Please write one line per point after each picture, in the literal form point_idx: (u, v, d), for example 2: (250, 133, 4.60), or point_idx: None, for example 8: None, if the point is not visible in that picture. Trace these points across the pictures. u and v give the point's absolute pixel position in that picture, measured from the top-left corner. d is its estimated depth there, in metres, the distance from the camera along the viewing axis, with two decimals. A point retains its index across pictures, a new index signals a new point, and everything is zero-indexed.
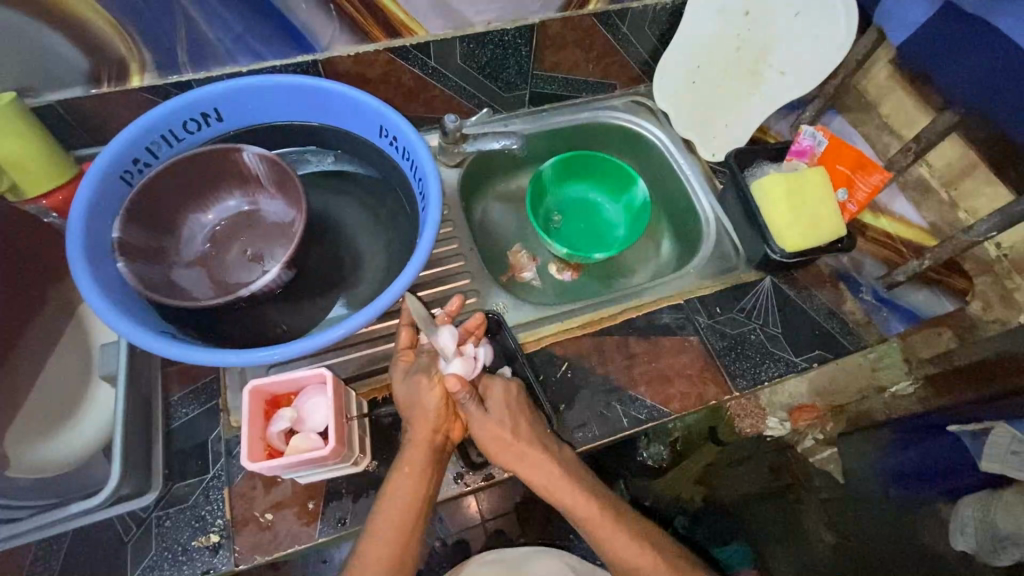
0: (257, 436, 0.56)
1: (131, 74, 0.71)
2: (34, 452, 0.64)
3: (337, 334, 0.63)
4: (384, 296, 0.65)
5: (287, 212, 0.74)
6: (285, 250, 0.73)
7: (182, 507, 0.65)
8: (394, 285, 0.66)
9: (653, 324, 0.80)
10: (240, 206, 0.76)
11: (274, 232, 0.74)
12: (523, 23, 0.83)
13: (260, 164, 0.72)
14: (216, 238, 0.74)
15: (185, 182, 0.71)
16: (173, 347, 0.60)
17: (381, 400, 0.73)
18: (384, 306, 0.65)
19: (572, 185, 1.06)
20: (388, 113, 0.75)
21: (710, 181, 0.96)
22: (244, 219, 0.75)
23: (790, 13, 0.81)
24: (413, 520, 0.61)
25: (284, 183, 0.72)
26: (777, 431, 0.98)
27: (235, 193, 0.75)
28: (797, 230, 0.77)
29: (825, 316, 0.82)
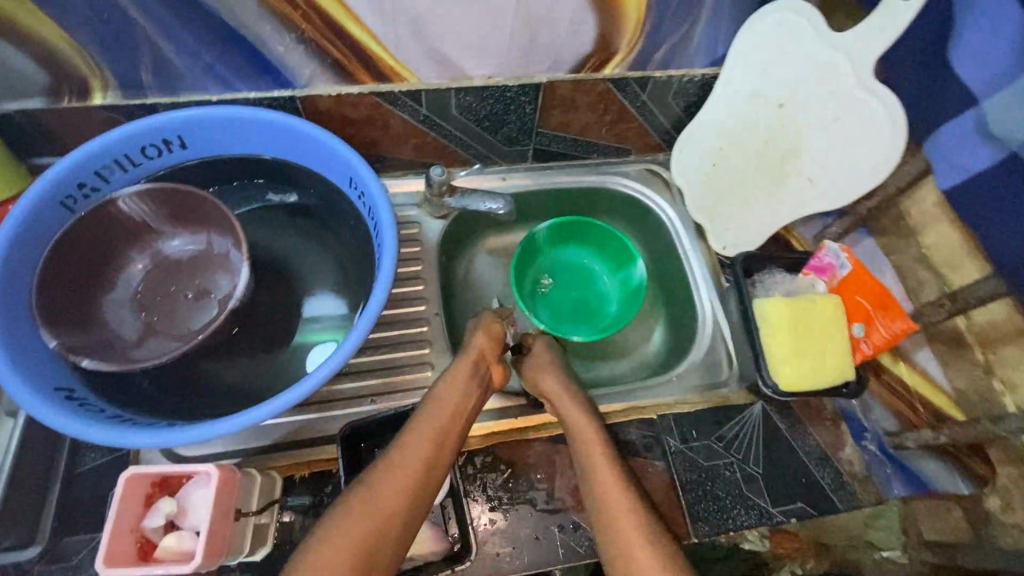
0: (129, 528, 0.50)
1: (93, 92, 0.66)
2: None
3: (280, 405, 0.57)
4: (309, 376, 0.58)
5: (210, 238, 0.70)
6: (231, 280, 0.69)
7: (64, 567, 0.60)
8: (323, 365, 0.59)
9: (616, 440, 0.71)
10: (157, 251, 0.70)
11: (198, 264, 0.71)
12: (527, 81, 0.75)
13: (152, 200, 0.66)
14: (141, 299, 0.69)
15: (93, 239, 0.65)
16: (68, 422, 0.55)
17: (297, 479, 0.66)
18: (308, 389, 0.58)
19: (569, 250, 0.97)
20: (357, 164, 0.68)
21: (715, 277, 0.85)
22: (156, 267, 0.70)
23: (830, 117, 0.70)
24: (395, 493, 0.54)
25: (192, 209, 0.68)
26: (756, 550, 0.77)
27: (172, 232, 0.70)
28: (797, 367, 0.66)
29: (817, 461, 0.72)
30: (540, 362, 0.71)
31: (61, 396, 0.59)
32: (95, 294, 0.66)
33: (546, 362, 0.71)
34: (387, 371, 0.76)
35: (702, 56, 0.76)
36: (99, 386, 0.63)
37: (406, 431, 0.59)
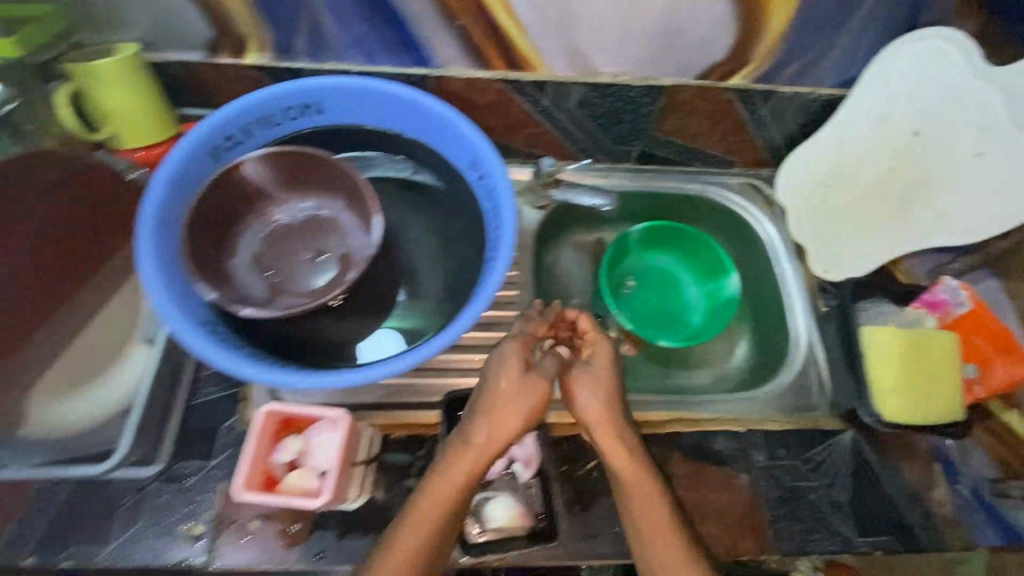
0: (258, 461, 0.54)
1: (248, 51, 0.70)
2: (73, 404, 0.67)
3: (403, 364, 0.61)
4: (432, 340, 0.62)
5: (322, 202, 0.74)
6: (343, 240, 0.73)
7: (178, 487, 0.65)
8: (444, 335, 0.63)
9: (702, 448, 0.72)
10: (275, 215, 0.74)
11: (311, 227, 0.74)
12: (652, 83, 0.76)
13: (271, 165, 0.70)
14: (260, 255, 0.72)
15: (228, 197, 0.70)
16: (215, 352, 0.60)
17: (393, 439, 0.69)
18: (434, 350, 0.62)
19: (657, 256, 0.97)
20: (483, 148, 0.70)
21: (813, 300, 0.83)
22: (272, 230, 0.74)
23: (967, 154, 0.74)
24: (446, 512, 0.57)
25: (306, 176, 0.72)
26: None
27: (287, 199, 0.74)
28: (903, 399, 0.66)
29: (907, 499, 0.70)
30: (582, 382, 0.62)
31: (207, 329, 0.64)
32: (224, 245, 0.70)
33: (591, 382, 0.62)
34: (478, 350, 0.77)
35: (830, 76, 0.76)
36: (227, 327, 0.67)
37: (445, 465, 0.59)
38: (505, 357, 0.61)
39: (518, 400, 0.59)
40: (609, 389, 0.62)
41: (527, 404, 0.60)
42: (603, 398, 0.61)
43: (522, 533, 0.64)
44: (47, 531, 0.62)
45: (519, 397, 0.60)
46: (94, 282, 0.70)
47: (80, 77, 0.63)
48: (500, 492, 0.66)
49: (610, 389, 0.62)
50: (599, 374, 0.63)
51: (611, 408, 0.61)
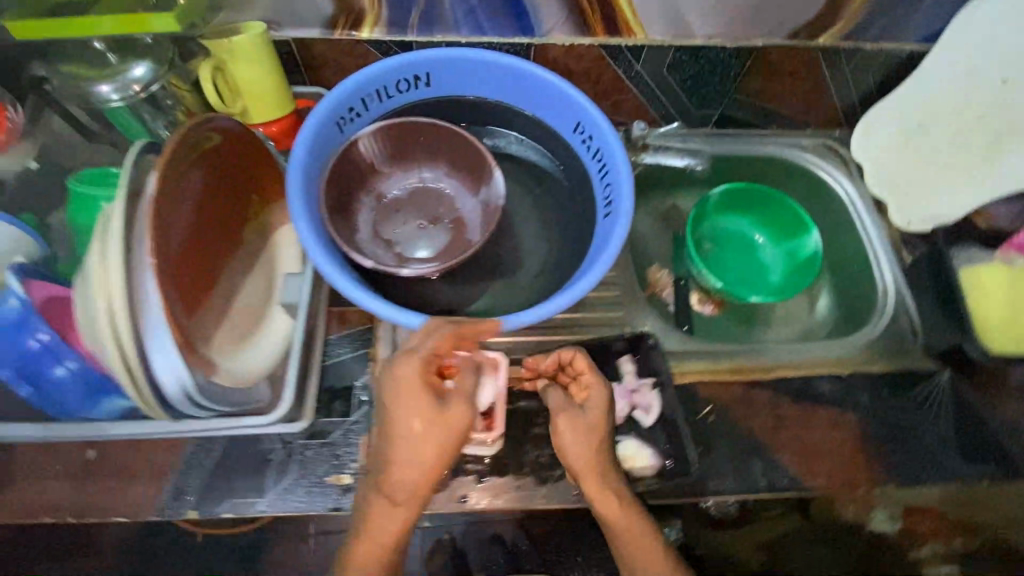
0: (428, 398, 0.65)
1: (364, 25, 0.73)
2: (233, 361, 0.63)
3: (538, 312, 0.65)
4: (573, 287, 0.66)
5: (425, 173, 0.76)
6: (459, 201, 0.76)
7: (323, 442, 0.69)
8: (583, 279, 0.67)
9: (807, 390, 0.75)
10: (381, 193, 0.75)
11: (419, 198, 0.76)
12: (744, 45, 0.79)
13: (383, 138, 0.72)
14: (377, 230, 0.74)
15: (348, 171, 0.71)
16: (374, 301, 0.62)
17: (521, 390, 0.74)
18: (573, 295, 0.66)
19: (734, 217, 0.99)
20: (590, 110, 0.72)
21: (897, 252, 0.87)
22: (382, 206, 0.75)
23: None
24: (399, 536, 0.62)
25: (410, 147, 0.74)
26: None
27: (392, 174, 0.75)
28: (1004, 333, 0.73)
29: (1009, 432, 0.74)
30: (570, 429, 0.65)
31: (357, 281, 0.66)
32: (349, 217, 0.72)
33: (581, 428, 0.65)
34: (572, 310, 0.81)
35: (916, 32, 0.79)
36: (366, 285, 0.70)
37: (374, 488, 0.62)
38: (392, 382, 0.59)
39: (442, 434, 0.59)
40: (600, 431, 0.65)
41: (444, 436, 0.59)
42: (586, 442, 0.64)
43: (650, 473, 0.70)
44: (206, 485, 0.66)
45: (451, 432, 0.60)
46: (241, 245, 0.66)
47: (221, 52, 0.66)
48: (627, 437, 0.72)
49: (596, 431, 0.65)
50: (591, 417, 0.66)
51: (597, 452, 0.64)
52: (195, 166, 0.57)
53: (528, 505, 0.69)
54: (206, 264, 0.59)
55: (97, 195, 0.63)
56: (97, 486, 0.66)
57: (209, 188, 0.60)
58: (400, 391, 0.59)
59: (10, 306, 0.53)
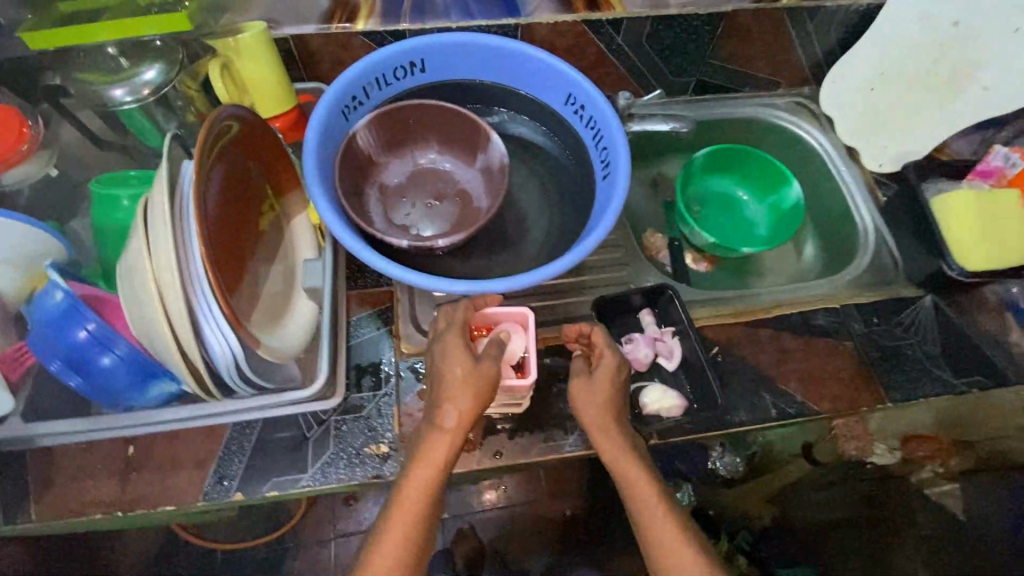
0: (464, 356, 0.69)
1: (359, 18, 0.76)
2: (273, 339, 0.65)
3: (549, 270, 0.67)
4: (582, 244, 0.69)
5: (428, 154, 0.79)
6: (462, 174, 0.79)
7: (357, 416, 0.71)
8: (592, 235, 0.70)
9: (806, 324, 0.80)
10: (384, 182, 0.78)
11: (421, 179, 0.79)
12: (715, 11, 0.85)
13: (376, 127, 0.74)
14: (389, 217, 0.76)
15: (354, 163, 0.74)
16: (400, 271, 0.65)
17: (547, 348, 0.78)
18: (583, 252, 0.69)
19: (718, 178, 1.04)
20: (581, 81, 0.76)
21: (872, 193, 0.93)
22: (387, 194, 0.77)
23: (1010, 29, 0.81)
24: (428, 501, 0.64)
25: (401, 131, 0.76)
26: (882, 458, 1.03)
27: (390, 161, 0.78)
28: (980, 252, 0.77)
29: (990, 343, 0.80)
30: (592, 386, 0.68)
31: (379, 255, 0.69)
32: (363, 207, 0.74)
33: (596, 389, 0.67)
34: (576, 275, 0.86)
35: None
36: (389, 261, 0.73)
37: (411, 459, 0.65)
38: (444, 349, 0.66)
39: (474, 387, 0.63)
40: (614, 390, 0.67)
41: (477, 390, 0.63)
42: (599, 402, 0.67)
43: (679, 412, 0.73)
44: (248, 467, 0.68)
45: (483, 385, 0.64)
46: (263, 234, 0.69)
47: (228, 51, 0.69)
48: (652, 381, 0.75)
49: (614, 388, 0.68)
50: (603, 379, 0.68)
51: (612, 407, 0.67)
52: (218, 157, 0.59)
53: (558, 454, 0.72)
54: (236, 251, 0.62)
55: (119, 195, 0.66)
56: (141, 479, 0.67)
57: (234, 176, 0.63)
58: (449, 355, 0.65)
59: (56, 299, 0.55)
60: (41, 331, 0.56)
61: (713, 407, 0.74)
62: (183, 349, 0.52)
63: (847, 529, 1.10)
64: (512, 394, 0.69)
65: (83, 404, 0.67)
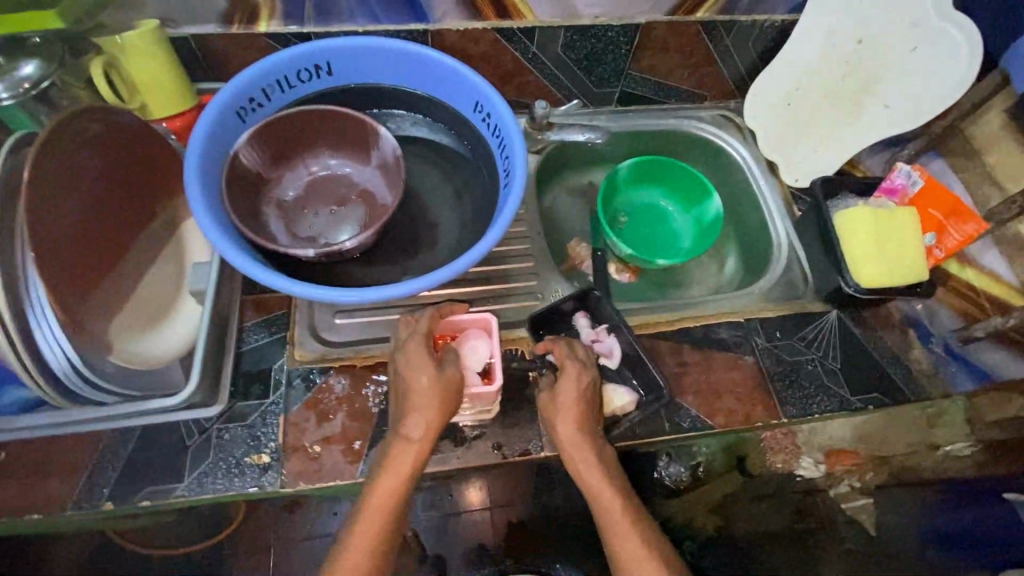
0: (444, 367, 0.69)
1: (261, 19, 0.76)
2: (135, 344, 0.64)
3: (432, 280, 0.66)
4: (470, 252, 0.68)
5: (328, 160, 0.78)
6: (361, 172, 0.78)
7: (241, 424, 0.70)
8: (481, 244, 0.68)
9: (709, 338, 0.80)
10: (281, 197, 0.76)
11: (319, 186, 0.78)
12: (629, 22, 0.85)
13: (258, 142, 0.72)
14: (291, 231, 0.75)
15: (245, 179, 0.72)
16: (281, 280, 0.63)
17: None
18: (471, 260, 0.68)
19: (644, 189, 1.04)
20: (485, 89, 0.76)
21: (788, 207, 0.94)
22: (285, 208, 0.76)
23: (909, 46, 0.81)
24: (391, 516, 0.64)
25: (287, 143, 0.75)
26: (810, 472, 0.95)
27: (282, 175, 0.77)
28: (877, 268, 0.77)
29: (890, 360, 0.81)
30: (561, 400, 0.69)
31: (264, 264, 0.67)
32: (261, 223, 0.73)
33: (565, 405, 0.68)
34: (489, 282, 0.85)
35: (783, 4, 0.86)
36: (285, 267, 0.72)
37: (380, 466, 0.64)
38: (409, 358, 0.66)
39: (443, 397, 0.64)
40: (582, 403, 0.69)
41: (446, 401, 0.64)
42: (571, 415, 0.68)
43: (632, 408, 0.74)
44: (121, 476, 0.66)
45: (452, 393, 0.65)
46: (145, 237, 0.68)
47: (115, 50, 0.68)
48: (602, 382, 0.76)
49: (580, 399, 0.69)
50: (571, 396, 0.68)
51: (583, 419, 0.69)
52: (80, 157, 0.58)
53: (446, 467, 0.70)
54: (105, 256, 0.61)
55: None
56: (9, 484, 0.65)
57: (103, 179, 0.61)
58: (413, 363, 0.65)
59: None
60: None
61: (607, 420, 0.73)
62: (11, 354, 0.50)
63: (782, 543, 1.08)
64: (482, 402, 0.69)
65: None
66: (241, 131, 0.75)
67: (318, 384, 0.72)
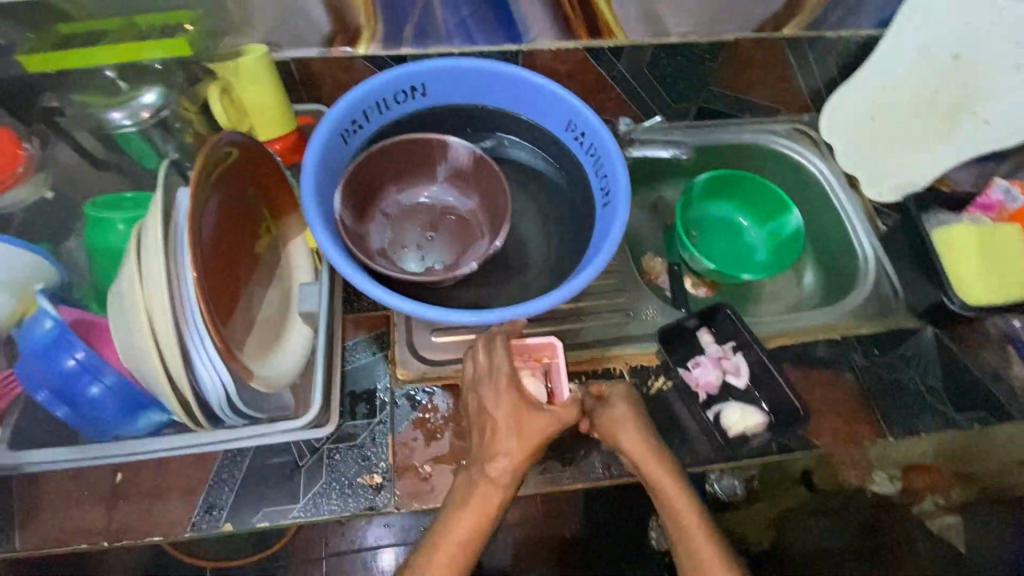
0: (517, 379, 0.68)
1: (361, 42, 0.75)
2: (260, 365, 0.65)
3: (552, 299, 0.66)
4: (583, 272, 0.68)
5: (429, 187, 0.80)
6: (435, 190, 0.80)
7: (350, 445, 0.70)
8: (592, 263, 0.68)
9: (805, 355, 0.80)
10: (382, 243, 0.76)
11: (404, 220, 0.78)
12: (715, 40, 0.85)
13: (347, 193, 0.71)
14: (405, 268, 0.75)
15: (352, 228, 0.71)
16: (421, 307, 0.64)
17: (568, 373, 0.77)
18: (584, 281, 0.67)
19: (714, 203, 1.02)
20: (583, 108, 0.76)
21: (872, 221, 0.93)
22: (389, 249, 0.76)
23: (1013, 66, 0.81)
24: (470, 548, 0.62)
25: (368, 186, 0.75)
26: (884, 488, 0.89)
27: (372, 220, 0.76)
28: (983, 286, 0.77)
29: (991, 378, 0.80)
30: (625, 441, 0.66)
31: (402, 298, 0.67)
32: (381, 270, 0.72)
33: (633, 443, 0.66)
34: (578, 300, 0.84)
35: (870, 19, 0.86)
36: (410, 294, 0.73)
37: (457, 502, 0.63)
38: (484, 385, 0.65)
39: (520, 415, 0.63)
40: (648, 444, 0.66)
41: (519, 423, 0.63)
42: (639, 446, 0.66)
43: (762, 429, 0.73)
44: (237, 497, 0.66)
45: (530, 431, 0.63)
46: (261, 261, 0.69)
47: (226, 74, 0.69)
48: (730, 401, 0.75)
49: (642, 433, 0.67)
50: (632, 437, 0.66)
51: (647, 442, 0.66)
52: (215, 182, 0.59)
53: (556, 486, 0.70)
54: (232, 279, 0.62)
55: (111, 216, 0.66)
56: (127, 507, 0.65)
57: (231, 205, 0.62)
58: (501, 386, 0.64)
59: (44, 328, 0.57)
60: (29, 361, 0.56)
61: (713, 439, 0.72)
62: (171, 378, 0.51)
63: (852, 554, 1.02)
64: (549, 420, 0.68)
65: (67, 431, 0.66)
66: (340, 158, 0.75)
67: (422, 404, 0.73)
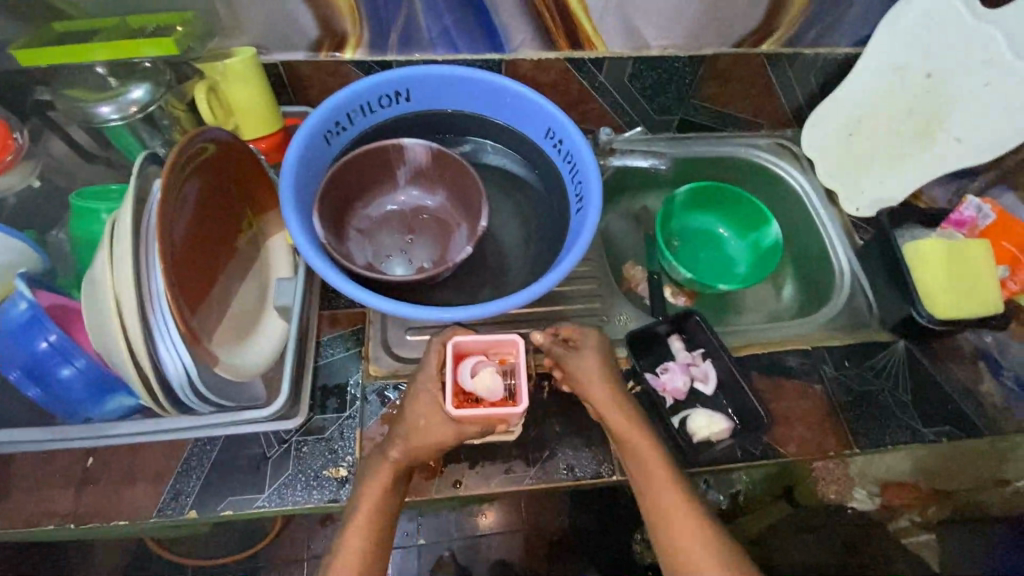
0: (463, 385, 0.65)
1: (347, 48, 0.78)
2: (230, 355, 0.67)
3: (520, 298, 0.67)
4: (551, 274, 0.69)
5: (396, 194, 0.81)
6: (401, 197, 0.81)
7: (319, 438, 0.71)
8: (560, 265, 0.69)
9: (775, 364, 0.80)
10: (363, 255, 0.77)
11: (379, 229, 0.80)
12: (695, 54, 0.87)
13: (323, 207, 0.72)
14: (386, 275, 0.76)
15: (333, 240, 0.73)
16: (392, 303, 0.65)
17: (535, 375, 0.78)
18: (549, 284, 0.68)
19: (696, 214, 1.03)
20: (560, 116, 0.78)
21: (850, 236, 0.94)
22: (370, 260, 0.77)
23: (980, 81, 0.83)
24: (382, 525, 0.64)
25: (340, 201, 0.76)
26: (863, 505, 0.89)
27: (350, 234, 0.77)
28: (948, 300, 0.78)
29: (962, 393, 0.80)
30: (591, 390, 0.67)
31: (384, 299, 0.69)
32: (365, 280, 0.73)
33: (613, 417, 0.66)
34: (552, 304, 0.85)
35: (848, 38, 0.88)
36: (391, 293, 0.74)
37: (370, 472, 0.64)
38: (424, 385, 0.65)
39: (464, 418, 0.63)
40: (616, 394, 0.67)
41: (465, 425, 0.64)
42: (616, 411, 0.66)
43: (727, 435, 0.73)
44: (204, 486, 0.67)
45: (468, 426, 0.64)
46: (237, 255, 0.71)
47: (214, 74, 0.71)
48: (698, 408, 0.76)
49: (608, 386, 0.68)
50: (598, 383, 0.67)
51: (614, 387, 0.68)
52: (192, 175, 0.61)
53: (519, 485, 0.71)
54: (207, 270, 0.64)
55: (95, 207, 0.68)
56: (95, 491, 0.66)
57: (207, 198, 0.65)
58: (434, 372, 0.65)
59: (20, 308, 0.59)
60: (4, 341, 0.58)
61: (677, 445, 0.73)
62: (137, 364, 0.53)
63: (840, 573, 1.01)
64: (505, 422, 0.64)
65: (43, 413, 0.68)
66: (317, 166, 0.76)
67: (391, 401, 0.74)
